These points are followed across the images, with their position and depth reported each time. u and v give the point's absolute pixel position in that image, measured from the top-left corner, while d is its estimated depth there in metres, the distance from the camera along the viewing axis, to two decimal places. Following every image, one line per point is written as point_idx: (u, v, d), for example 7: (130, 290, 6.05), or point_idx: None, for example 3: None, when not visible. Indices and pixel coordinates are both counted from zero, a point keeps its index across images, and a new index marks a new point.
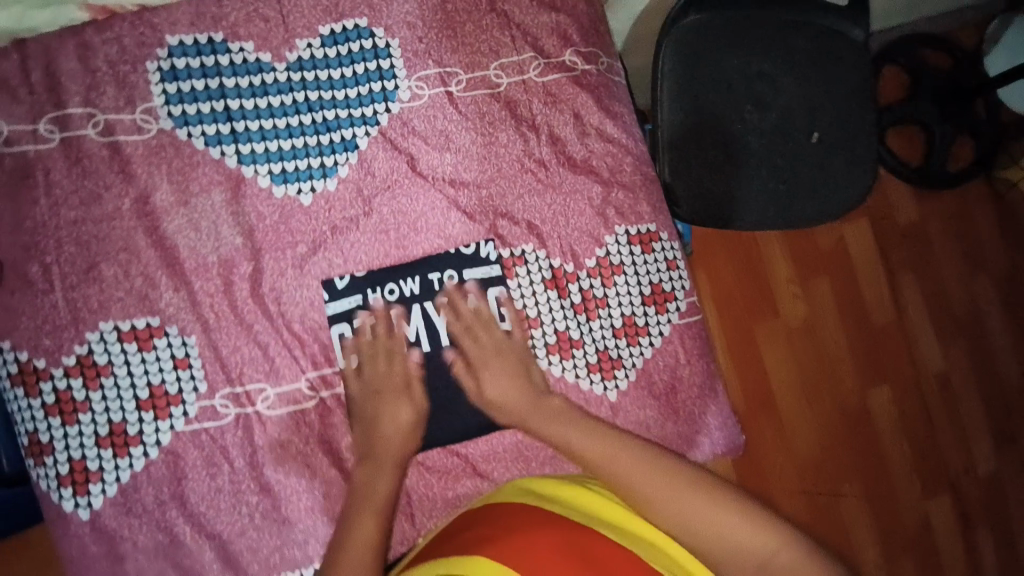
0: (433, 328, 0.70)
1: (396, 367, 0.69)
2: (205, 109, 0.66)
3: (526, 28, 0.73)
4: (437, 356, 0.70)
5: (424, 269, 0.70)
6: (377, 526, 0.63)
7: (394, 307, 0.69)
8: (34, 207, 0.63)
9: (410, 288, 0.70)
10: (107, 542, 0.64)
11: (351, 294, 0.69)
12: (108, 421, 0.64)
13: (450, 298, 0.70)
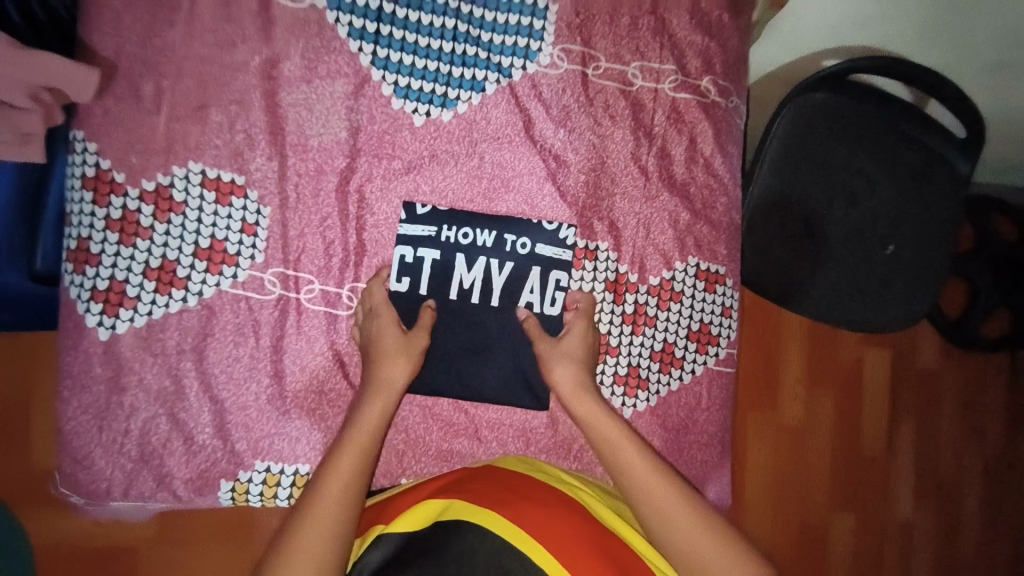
0: (488, 284, 0.71)
1: (443, 303, 0.70)
2: (360, 2, 0.68)
3: (676, 41, 0.75)
4: (486, 312, 0.70)
5: (501, 227, 0.71)
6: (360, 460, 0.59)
7: (462, 250, 0.70)
8: (169, 30, 0.64)
9: (483, 239, 0.70)
10: (113, 371, 0.64)
11: (427, 222, 0.69)
12: (162, 256, 0.64)
13: (515, 264, 0.71)
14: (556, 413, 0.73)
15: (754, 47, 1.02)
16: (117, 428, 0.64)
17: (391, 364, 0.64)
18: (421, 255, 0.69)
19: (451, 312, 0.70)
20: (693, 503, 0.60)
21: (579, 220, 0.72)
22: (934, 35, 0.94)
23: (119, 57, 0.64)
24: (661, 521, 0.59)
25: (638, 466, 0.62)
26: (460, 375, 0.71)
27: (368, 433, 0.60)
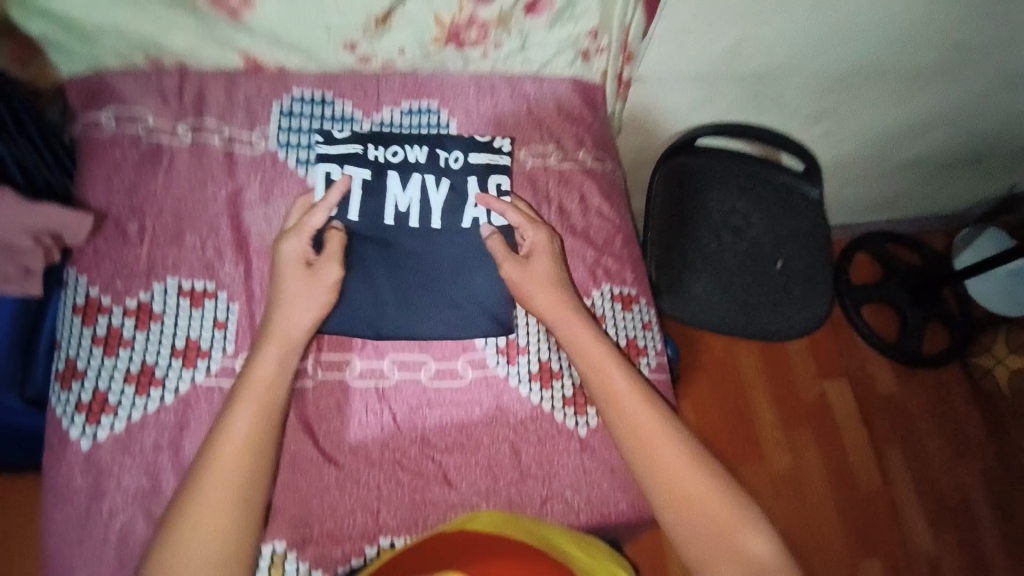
0: (424, 201, 0.84)
1: (379, 232, 0.82)
2: (302, 140, 0.87)
3: (551, 131, 0.96)
4: (426, 242, 0.83)
5: (422, 139, 0.87)
6: (257, 417, 0.68)
7: (392, 167, 0.84)
8: (151, 182, 0.81)
9: (412, 153, 0.86)
10: (93, 477, 0.68)
11: (349, 142, 0.84)
12: (141, 360, 0.73)
13: (449, 176, 0.86)
14: (519, 444, 0.78)
15: (618, 142, 1.25)
16: (96, 536, 0.66)
17: (288, 307, 0.74)
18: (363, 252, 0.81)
19: (392, 237, 0.82)
20: (670, 429, 0.75)
21: None
22: (755, 103, 1.22)
23: (111, 209, 0.79)
24: (645, 446, 0.73)
25: (627, 393, 0.76)
26: (425, 422, 0.77)
27: (264, 389, 0.69)
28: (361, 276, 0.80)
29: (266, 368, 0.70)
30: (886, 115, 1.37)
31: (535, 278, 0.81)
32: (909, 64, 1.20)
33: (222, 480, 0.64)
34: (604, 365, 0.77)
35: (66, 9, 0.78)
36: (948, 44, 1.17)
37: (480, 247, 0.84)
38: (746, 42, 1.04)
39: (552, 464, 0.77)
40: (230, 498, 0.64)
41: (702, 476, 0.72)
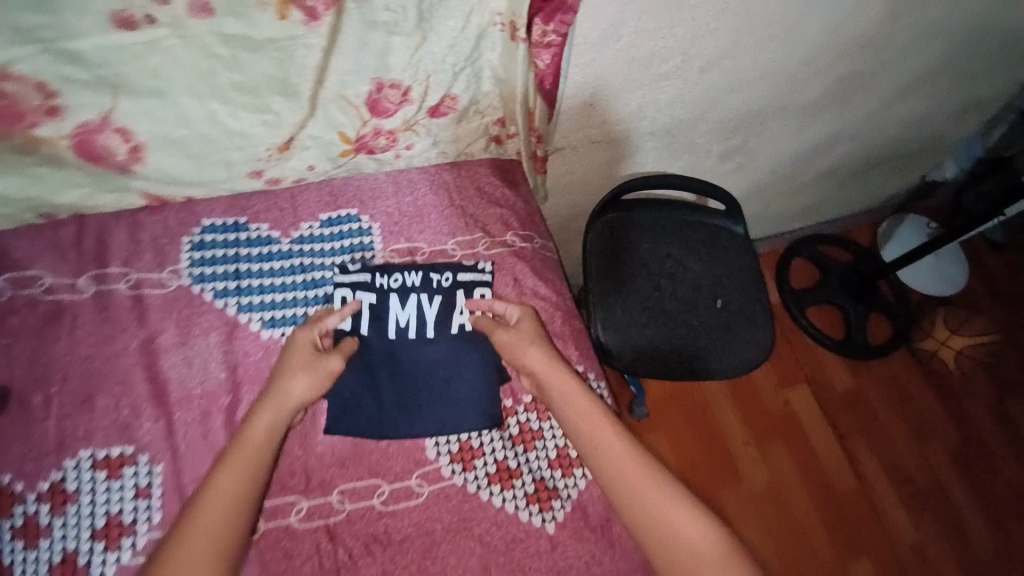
0: (422, 318, 0.86)
1: (386, 343, 0.84)
2: (220, 270, 0.85)
3: (476, 218, 0.96)
4: (415, 345, 0.84)
5: (427, 266, 0.89)
6: (247, 475, 0.66)
7: (394, 291, 0.86)
8: (54, 345, 0.76)
9: (412, 280, 0.87)
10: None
11: (360, 273, 0.86)
12: (63, 548, 0.66)
13: (442, 296, 0.87)
14: (488, 557, 0.74)
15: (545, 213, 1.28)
16: None
17: (292, 379, 0.73)
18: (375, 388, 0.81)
19: (395, 351, 0.83)
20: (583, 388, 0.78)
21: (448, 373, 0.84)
22: (671, 151, 1.28)
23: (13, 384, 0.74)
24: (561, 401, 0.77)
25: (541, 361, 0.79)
26: (384, 554, 0.72)
27: (254, 454, 0.67)
28: (357, 371, 0.81)
29: (262, 431, 0.69)
30: (790, 141, 1.46)
31: (522, 340, 0.81)
32: (802, 99, 1.28)
33: (216, 511, 0.63)
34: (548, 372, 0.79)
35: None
36: (833, 77, 1.26)
37: (446, 379, 0.83)
38: (649, 107, 1.10)
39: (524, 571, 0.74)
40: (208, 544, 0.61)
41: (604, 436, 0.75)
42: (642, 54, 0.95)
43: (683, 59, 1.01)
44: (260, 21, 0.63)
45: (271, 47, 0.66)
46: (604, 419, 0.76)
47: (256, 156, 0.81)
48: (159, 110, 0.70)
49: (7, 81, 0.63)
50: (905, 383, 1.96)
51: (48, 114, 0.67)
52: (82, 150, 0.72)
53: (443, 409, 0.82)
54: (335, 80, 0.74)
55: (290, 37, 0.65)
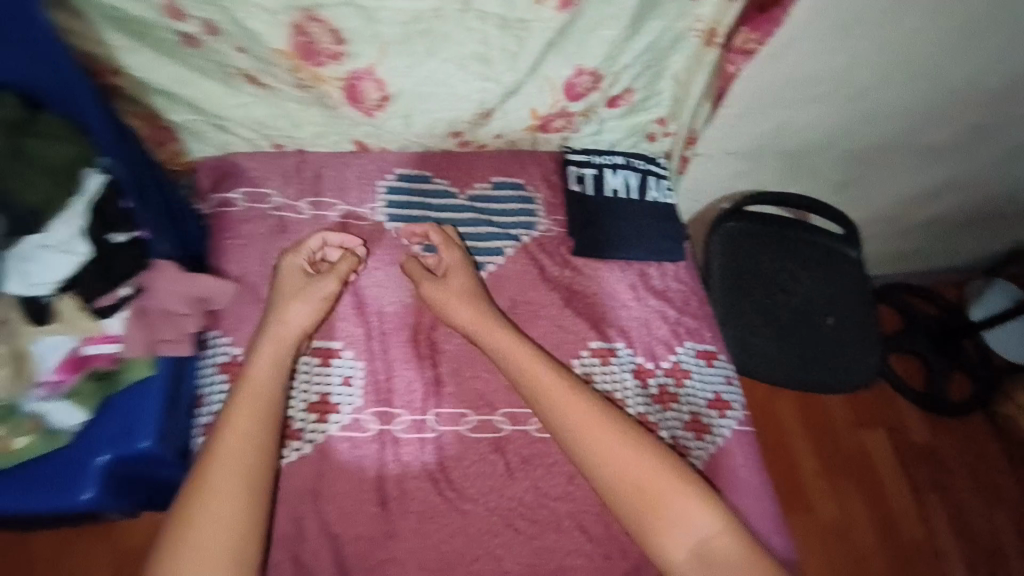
0: (628, 185, 1.07)
1: (605, 199, 1.05)
2: (408, 213, 0.99)
3: (630, 202, 1.06)
4: (626, 202, 1.06)
5: (630, 154, 1.10)
6: (249, 415, 0.74)
7: (608, 167, 1.07)
8: (280, 255, 0.92)
9: (616, 160, 1.08)
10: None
11: (582, 153, 1.07)
12: (282, 415, 0.82)
13: (641, 174, 1.08)
14: None
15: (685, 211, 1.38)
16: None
17: (291, 306, 0.82)
18: (584, 171, 1.06)
19: (611, 205, 1.05)
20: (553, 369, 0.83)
21: (598, 331, 0.95)
22: (798, 169, 1.32)
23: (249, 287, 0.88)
24: (544, 399, 0.82)
25: (522, 356, 0.84)
26: (535, 472, 0.84)
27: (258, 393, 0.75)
28: (595, 229, 1.02)
29: (262, 367, 0.77)
30: (905, 182, 1.50)
31: (455, 293, 0.88)
32: (928, 140, 1.34)
33: (235, 458, 0.71)
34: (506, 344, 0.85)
35: (221, 110, 0.85)
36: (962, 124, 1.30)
37: (655, 240, 1.03)
38: (787, 125, 1.17)
39: None
40: (234, 482, 0.69)
41: (603, 430, 0.79)
42: (802, 75, 1.06)
43: (830, 86, 1.10)
44: (519, 3, 0.74)
45: (514, 23, 0.77)
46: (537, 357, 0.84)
47: (463, 119, 0.90)
48: (417, 66, 0.80)
49: (313, 23, 0.72)
50: (991, 450, 1.86)
51: (336, 56, 0.76)
52: (349, 93, 0.82)
53: (593, 361, 0.92)
54: (553, 56, 0.84)
55: (537, 19, 0.76)
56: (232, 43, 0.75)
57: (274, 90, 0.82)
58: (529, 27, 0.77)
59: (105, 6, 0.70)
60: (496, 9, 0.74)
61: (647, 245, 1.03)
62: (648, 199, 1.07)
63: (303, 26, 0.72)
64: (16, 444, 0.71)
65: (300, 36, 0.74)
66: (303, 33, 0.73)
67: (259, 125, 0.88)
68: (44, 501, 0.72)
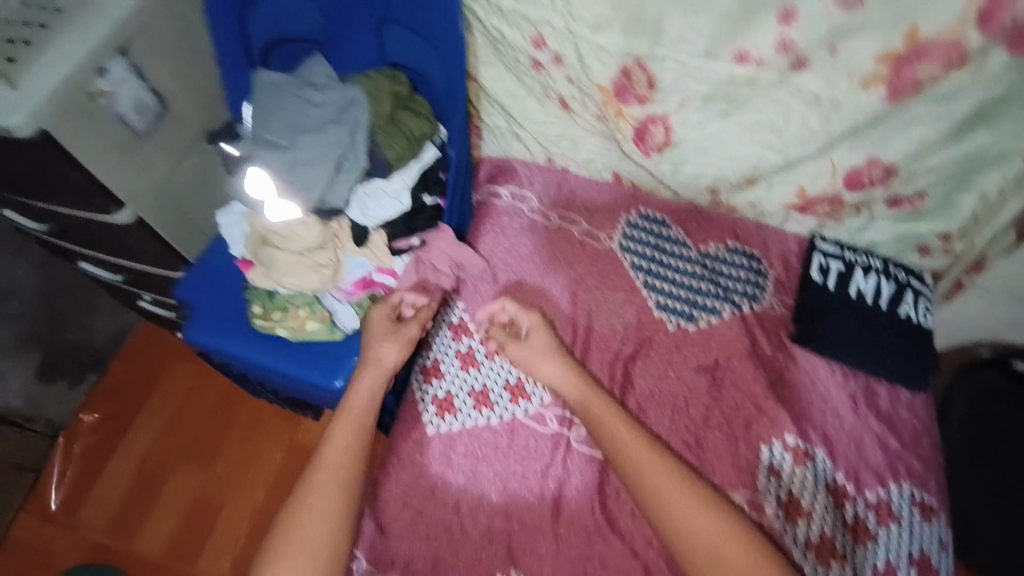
0: (879, 291, 0.99)
1: (846, 297, 0.98)
2: (638, 249, 1.06)
3: (875, 310, 0.98)
4: (870, 308, 0.98)
5: (888, 261, 1.02)
6: (350, 431, 0.81)
7: (859, 267, 1.00)
8: (522, 251, 1.06)
9: (873, 262, 1.01)
10: (430, 457, 0.90)
11: (834, 245, 1.02)
12: (482, 383, 0.94)
13: (897, 286, 0.99)
14: None
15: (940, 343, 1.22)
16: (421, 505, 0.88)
17: (379, 347, 0.85)
18: (829, 263, 1.00)
19: (852, 306, 0.98)
20: (621, 418, 0.83)
21: (801, 427, 0.89)
22: None
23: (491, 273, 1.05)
24: (613, 447, 0.82)
25: (634, 452, 0.80)
26: None
27: (359, 413, 0.82)
28: (829, 322, 0.96)
29: (361, 396, 0.83)
30: None
31: (535, 349, 0.91)
32: None
33: (330, 475, 0.78)
34: (573, 386, 0.87)
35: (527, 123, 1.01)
36: None
37: (894, 360, 0.95)
38: None
39: None
40: (327, 493, 0.76)
41: (674, 486, 0.77)
42: None
43: None
44: (841, 87, 0.75)
45: (826, 102, 0.77)
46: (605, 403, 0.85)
47: (727, 179, 0.93)
48: (710, 124, 0.85)
49: (638, 70, 0.81)
50: None
51: (643, 100, 0.84)
52: (638, 132, 0.89)
53: (787, 457, 0.87)
54: (850, 141, 0.82)
55: (854, 103, 0.75)
56: (565, 73, 0.86)
57: (578, 116, 0.93)
58: (842, 110, 0.77)
59: (491, 30, 0.86)
60: (817, 86, 0.76)
61: (882, 362, 0.95)
62: (898, 313, 0.98)
63: (630, 71, 0.81)
64: (308, 325, 0.88)
65: (622, 79, 0.82)
66: (626, 77, 0.82)
67: (546, 137, 1.04)
68: (310, 376, 0.88)
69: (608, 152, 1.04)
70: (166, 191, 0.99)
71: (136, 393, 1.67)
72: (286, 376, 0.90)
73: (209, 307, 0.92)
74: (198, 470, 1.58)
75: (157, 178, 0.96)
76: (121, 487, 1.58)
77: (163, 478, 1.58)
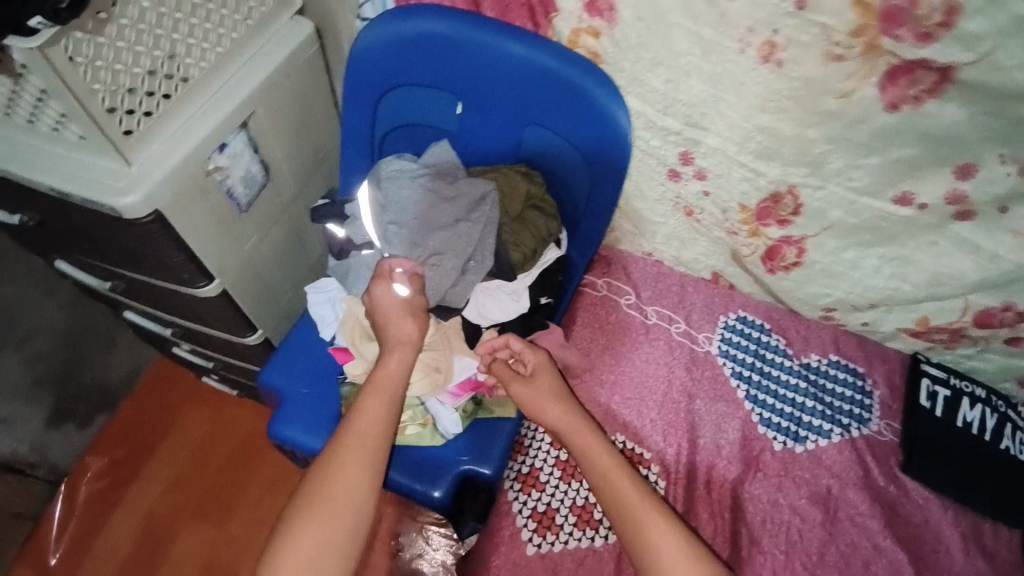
0: (983, 422, 0.96)
1: (954, 427, 0.96)
2: (740, 355, 1.02)
3: (985, 443, 0.95)
4: (978, 440, 0.95)
5: (993, 389, 0.99)
6: (357, 458, 0.71)
7: (965, 395, 0.97)
8: (625, 350, 1.02)
9: (976, 391, 0.98)
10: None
11: (938, 368, 0.99)
12: (584, 498, 0.88)
13: (1001, 417, 0.97)
14: None
15: None
16: None
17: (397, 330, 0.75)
18: (935, 388, 0.98)
19: (960, 437, 0.95)
20: (633, 484, 0.74)
21: (915, 570, 0.87)
22: None
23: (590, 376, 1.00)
24: (623, 515, 0.72)
25: (642, 522, 0.71)
26: None
27: (365, 436, 0.72)
28: (940, 454, 0.94)
29: (366, 422, 0.73)
30: None
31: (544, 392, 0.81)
32: None
33: (330, 507, 0.68)
34: (583, 443, 0.77)
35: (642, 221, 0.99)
36: None
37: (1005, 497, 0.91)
38: None
39: None
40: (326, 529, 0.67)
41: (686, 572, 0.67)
42: None
43: None
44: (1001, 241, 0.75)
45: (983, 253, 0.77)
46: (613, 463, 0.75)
47: (853, 301, 0.90)
48: (846, 254, 0.84)
49: (789, 196, 0.81)
50: None
51: (782, 224, 0.85)
52: (769, 250, 0.89)
53: None
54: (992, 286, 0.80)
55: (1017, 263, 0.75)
56: (705, 187, 0.86)
57: (705, 226, 0.93)
58: (999, 261, 0.76)
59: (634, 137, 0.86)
60: (976, 237, 0.76)
61: (993, 499, 0.91)
62: (999, 446, 0.95)
63: (779, 196, 0.82)
64: (408, 431, 0.85)
65: (768, 202, 0.83)
66: (773, 202, 0.82)
67: (653, 236, 1.01)
68: (410, 484, 0.85)
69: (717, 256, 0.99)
70: (252, 263, 0.92)
71: (151, 431, 1.38)
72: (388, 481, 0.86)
73: (299, 403, 0.87)
74: (168, 494, 1.32)
75: (246, 251, 0.89)
76: (123, 544, 1.27)
77: (172, 531, 1.28)
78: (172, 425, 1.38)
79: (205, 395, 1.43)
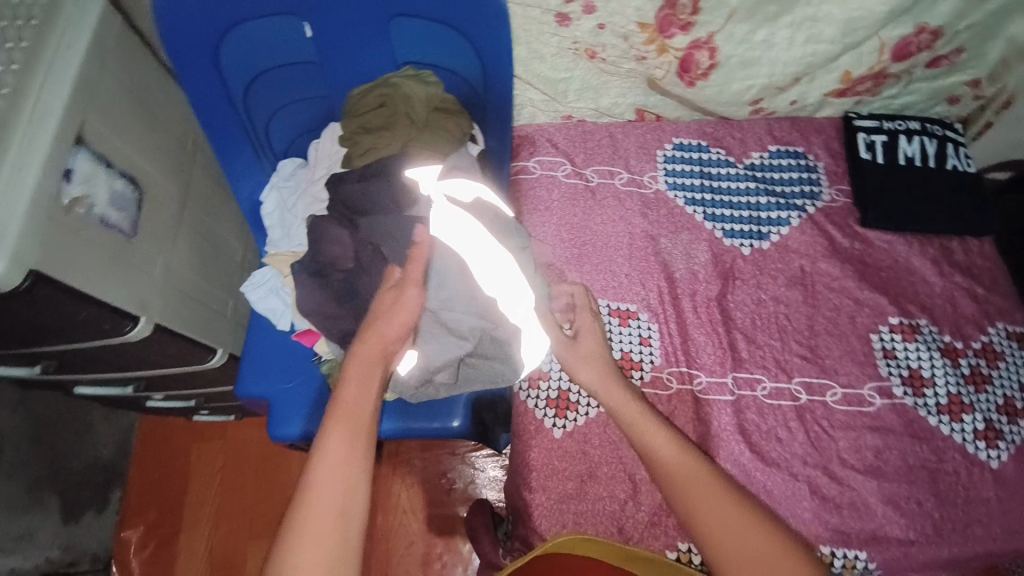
0: (925, 151, 0.99)
1: (898, 167, 0.98)
2: (686, 181, 1.01)
3: (930, 171, 0.98)
4: (923, 169, 0.98)
5: (924, 120, 1.02)
6: (357, 415, 0.60)
7: (902, 133, 0.99)
8: (577, 220, 0.98)
9: (911, 126, 1.00)
10: (568, 460, 0.85)
11: (871, 119, 1.00)
12: None
13: (938, 140, 1.00)
14: (946, 458, 0.84)
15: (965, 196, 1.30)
16: (578, 509, 0.82)
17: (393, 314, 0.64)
18: (873, 138, 0.99)
19: (906, 174, 0.98)
20: (666, 431, 0.70)
21: (899, 307, 0.93)
22: None
23: (552, 257, 0.95)
24: (655, 457, 0.69)
25: (669, 457, 0.68)
26: (839, 441, 0.85)
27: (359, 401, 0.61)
28: (891, 194, 0.97)
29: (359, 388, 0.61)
30: None
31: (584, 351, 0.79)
32: None
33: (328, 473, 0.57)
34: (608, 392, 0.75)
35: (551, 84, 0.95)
36: None
37: (956, 213, 0.97)
38: None
39: (967, 490, 0.83)
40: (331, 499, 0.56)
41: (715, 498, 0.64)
42: None
43: None
44: None
45: None
46: (644, 411, 0.72)
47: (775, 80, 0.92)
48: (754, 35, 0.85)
49: None
50: None
51: (684, 27, 0.84)
52: (682, 63, 0.90)
53: (894, 336, 0.91)
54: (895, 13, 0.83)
55: None
56: (598, 20, 0.84)
57: (610, 63, 0.91)
58: None
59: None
60: None
61: (947, 218, 0.97)
62: (945, 167, 0.99)
63: None
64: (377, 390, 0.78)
65: (666, 9, 0.82)
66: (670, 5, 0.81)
67: (565, 95, 0.98)
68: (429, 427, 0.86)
69: (635, 88, 0.96)
70: (168, 284, 0.83)
71: (172, 484, 1.34)
72: (407, 433, 0.87)
73: (289, 398, 0.84)
74: (227, 527, 1.31)
75: (158, 275, 0.81)
76: None
77: (236, 560, 1.29)
78: (194, 464, 1.35)
79: (208, 429, 1.38)
